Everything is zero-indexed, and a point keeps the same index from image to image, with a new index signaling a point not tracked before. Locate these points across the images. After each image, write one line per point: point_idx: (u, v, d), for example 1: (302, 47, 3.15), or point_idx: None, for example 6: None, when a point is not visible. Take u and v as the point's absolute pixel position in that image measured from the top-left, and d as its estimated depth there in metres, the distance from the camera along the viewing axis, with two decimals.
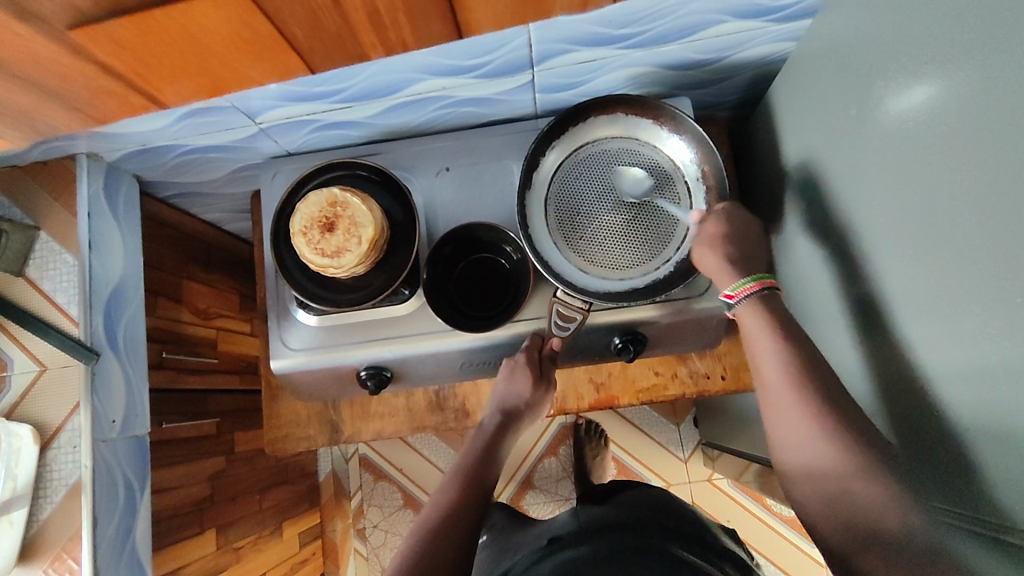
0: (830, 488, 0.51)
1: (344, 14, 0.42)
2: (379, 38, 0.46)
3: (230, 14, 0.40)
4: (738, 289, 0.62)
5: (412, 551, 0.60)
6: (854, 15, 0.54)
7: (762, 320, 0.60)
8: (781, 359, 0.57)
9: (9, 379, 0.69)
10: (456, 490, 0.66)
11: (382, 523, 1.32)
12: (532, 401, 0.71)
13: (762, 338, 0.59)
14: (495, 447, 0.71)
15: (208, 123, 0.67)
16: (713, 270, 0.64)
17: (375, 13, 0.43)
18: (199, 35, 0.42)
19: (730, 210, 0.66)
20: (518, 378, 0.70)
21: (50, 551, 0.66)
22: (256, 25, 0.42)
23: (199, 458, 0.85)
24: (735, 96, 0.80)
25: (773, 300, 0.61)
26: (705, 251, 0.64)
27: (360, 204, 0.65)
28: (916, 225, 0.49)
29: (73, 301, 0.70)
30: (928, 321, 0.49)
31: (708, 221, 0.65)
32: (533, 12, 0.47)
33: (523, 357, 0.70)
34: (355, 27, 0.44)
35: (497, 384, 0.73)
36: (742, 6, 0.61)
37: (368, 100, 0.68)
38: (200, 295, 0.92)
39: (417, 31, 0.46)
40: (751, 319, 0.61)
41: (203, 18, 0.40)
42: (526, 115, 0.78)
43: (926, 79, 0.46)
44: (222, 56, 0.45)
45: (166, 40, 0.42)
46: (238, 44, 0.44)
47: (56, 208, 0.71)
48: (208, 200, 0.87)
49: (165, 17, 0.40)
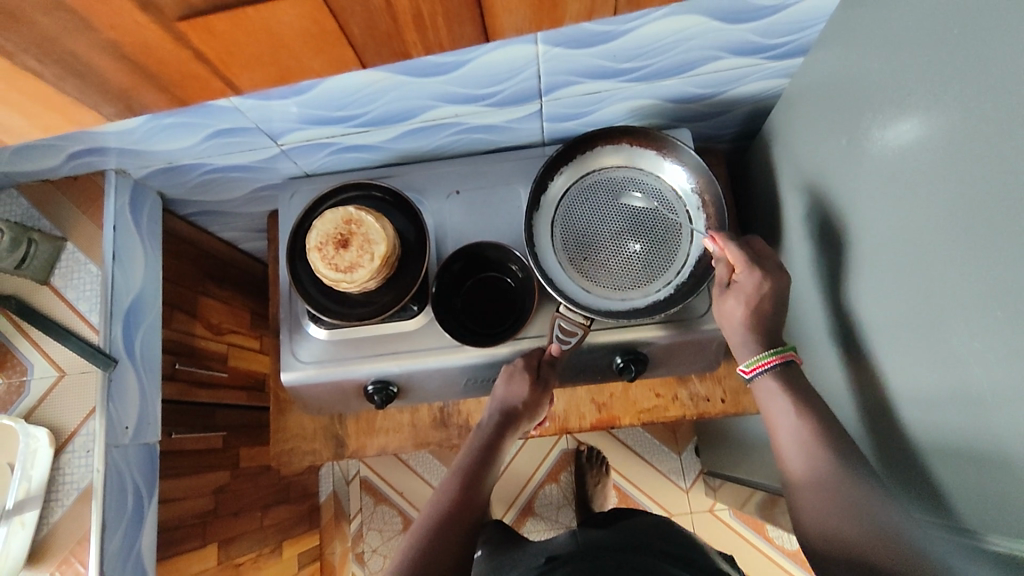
0: (814, 505, 0.55)
1: (393, 14, 0.44)
2: (422, 39, 0.47)
3: (302, 13, 0.42)
4: (754, 363, 0.64)
5: (412, 549, 0.61)
6: (843, 53, 0.58)
7: (779, 396, 0.62)
8: (795, 417, 0.59)
9: (28, 384, 0.71)
10: (457, 492, 0.66)
11: (381, 547, 1.32)
12: (529, 404, 0.72)
13: (778, 404, 0.61)
14: (494, 446, 0.72)
15: (234, 143, 0.71)
16: (738, 346, 0.66)
17: (420, 15, 0.44)
18: (276, 32, 0.43)
19: (754, 294, 0.65)
20: (515, 384, 0.71)
21: (58, 554, 0.67)
22: (322, 22, 0.43)
23: (204, 471, 0.86)
24: (733, 129, 0.84)
25: (789, 372, 0.63)
26: (729, 331, 0.67)
27: (374, 222, 0.68)
28: (902, 245, 0.52)
29: (94, 309, 0.73)
30: (914, 341, 0.51)
31: (731, 303, 0.66)
32: (553, 21, 0.48)
33: (520, 363, 0.71)
34: (403, 31, 0.46)
35: (496, 388, 0.74)
36: (739, 44, 0.65)
37: (385, 125, 0.71)
38: (213, 310, 0.94)
39: (453, 35, 0.47)
40: (768, 394, 0.63)
41: (280, 14, 0.42)
42: (534, 143, 0.82)
43: (909, 114, 0.49)
44: (284, 59, 0.47)
45: (238, 45, 0.44)
46: (296, 43, 0.45)
47: (83, 220, 0.75)
48: (225, 218, 0.91)
49: (237, 14, 0.41)
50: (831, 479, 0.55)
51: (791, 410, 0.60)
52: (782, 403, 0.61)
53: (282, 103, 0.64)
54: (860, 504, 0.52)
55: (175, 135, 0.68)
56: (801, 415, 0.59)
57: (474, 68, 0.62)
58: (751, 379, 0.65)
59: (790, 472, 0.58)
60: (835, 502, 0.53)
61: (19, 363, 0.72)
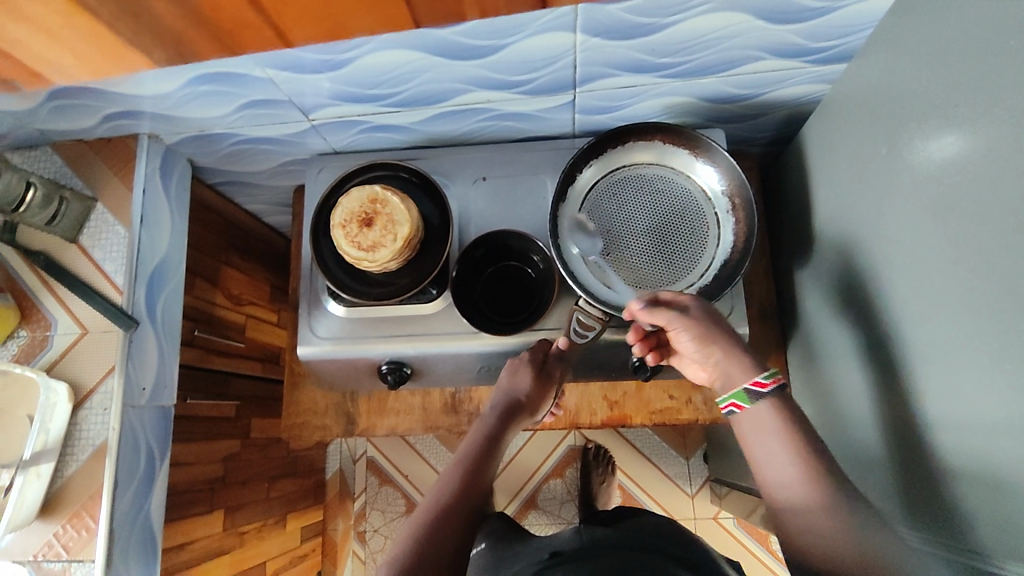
0: (817, 530, 0.52)
1: None
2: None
3: None
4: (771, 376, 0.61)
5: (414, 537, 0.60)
6: (888, 61, 0.57)
7: (768, 421, 0.59)
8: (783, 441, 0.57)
9: (51, 339, 0.72)
10: (459, 484, 0.66)
11: (383, 527, 1.33)
12: (532, 398, 0.72)
13: (765, 428, 0.59)
14: (498, 441, 0.71)
15: (265, 115, 0.71)
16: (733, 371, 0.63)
17: None
18: None
19: (713, 310, 0.65)
20: (520, 376, 0.72)
21: (70, 509, 0.68)
22: None
23: (214, 437, 0.87)
24: (768, 133, 0.83)
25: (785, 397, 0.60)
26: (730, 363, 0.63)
27: (399, 203, 0.68)
28: (938, 261, 0.50)
29: (119, 270, 0.73)
30: (944, 359, 0.50)
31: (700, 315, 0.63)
32: None
33: (526, 355, 0.72)
34: None
35: (500, 381, 0.74)
36: (782, 46, 0.64)
37: (416, 106, 0.71)
38: (234, 280, 0.95)
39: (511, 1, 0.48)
40: (755, 421, 0.60)
41: None
42: (563, 134, 0.81)
43: (954, 126, 0.48)
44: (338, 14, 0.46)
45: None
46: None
47: (114, 181, 0.75)
48: (253, 190, 0.91)
49: None
50: (834, 498, 0.53)
51: (779, 436, 0.58)
52: (769, 432, 0.59)
53: (315, 77, 0.64)
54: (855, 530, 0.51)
55: (209, 103, 0.68)
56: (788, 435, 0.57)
57: (510, 53, 0.62)
58: (765, 395, 0.60)
59: (773, 493, 0.57)
60: (826, 521, 0.52)
61: (44, 318, 0.73)
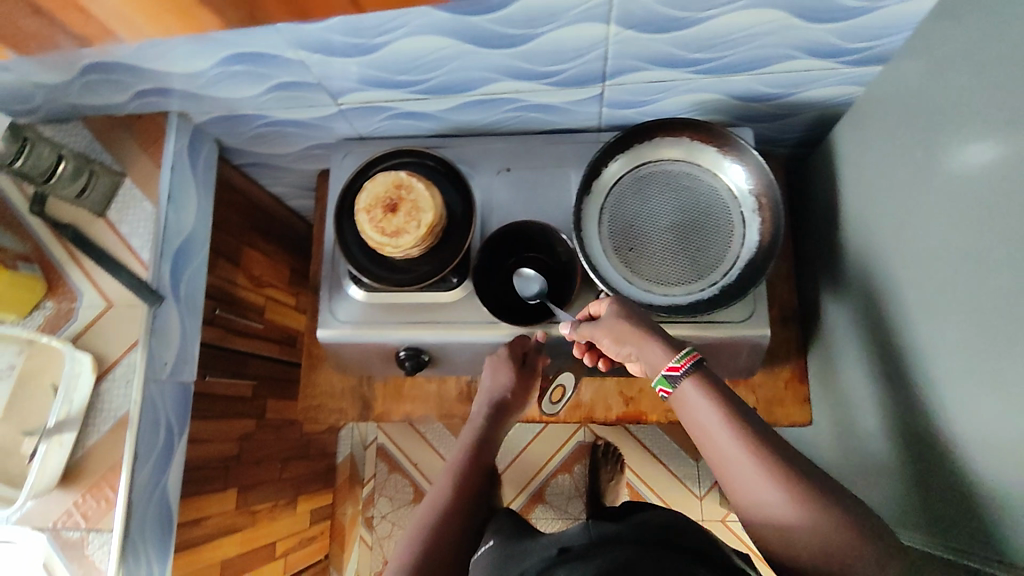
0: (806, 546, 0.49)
1: None
2: None
3: None
4: (685, 357, 0.56)
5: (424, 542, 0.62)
6: (926, 63, 0.56)
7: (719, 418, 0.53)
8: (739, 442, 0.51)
9: (77, 311, 0.73)
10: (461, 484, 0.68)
11: (390, 514, 1.33)
12: (517, 391, 0.75)
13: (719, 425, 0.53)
14: (490, 436, 0.74)
15: (294, 98, 0.71)
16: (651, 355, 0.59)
17: None
18: None
19: (632, 309, 0.62)
20: (501, 372, 0.74)
21: (90, 479, 0.69)
22: None
23: (231, 416, 0.88)
24: (796, 134, 0.82)
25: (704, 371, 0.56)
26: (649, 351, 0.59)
27: (424, 190, 0.68)
28: (969, 267, 0.50)
29: (145, 246, 0.74)
30: (971, 367, 0.49)
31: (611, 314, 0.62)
32: None
33: (504, 352, 0.74)
34: None
35: (483, 381, 0.76)
36: (817, 45, 0.63)
37: (445, 94, 0.71)
38: (255, 261, 0.96)
39: None
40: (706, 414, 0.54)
41: None
42: (589, 127, 0.81)
43: (993, 131, 0.47)
44: None
45: None
46: None
47: (142, 157, 0.76)
48: (278, 172, 0.92)
49: None
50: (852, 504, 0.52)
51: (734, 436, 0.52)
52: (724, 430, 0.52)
53: (345, 61, 0.64)
54: (815, 533, 0.48)
55: (240, 83, 0.68)
56: (729, 427, 0.52)
57: (541, 42, 0.61)
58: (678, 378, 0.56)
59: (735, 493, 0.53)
60: (804, 528, 0.48)
61: (70, 289, 0.74)
